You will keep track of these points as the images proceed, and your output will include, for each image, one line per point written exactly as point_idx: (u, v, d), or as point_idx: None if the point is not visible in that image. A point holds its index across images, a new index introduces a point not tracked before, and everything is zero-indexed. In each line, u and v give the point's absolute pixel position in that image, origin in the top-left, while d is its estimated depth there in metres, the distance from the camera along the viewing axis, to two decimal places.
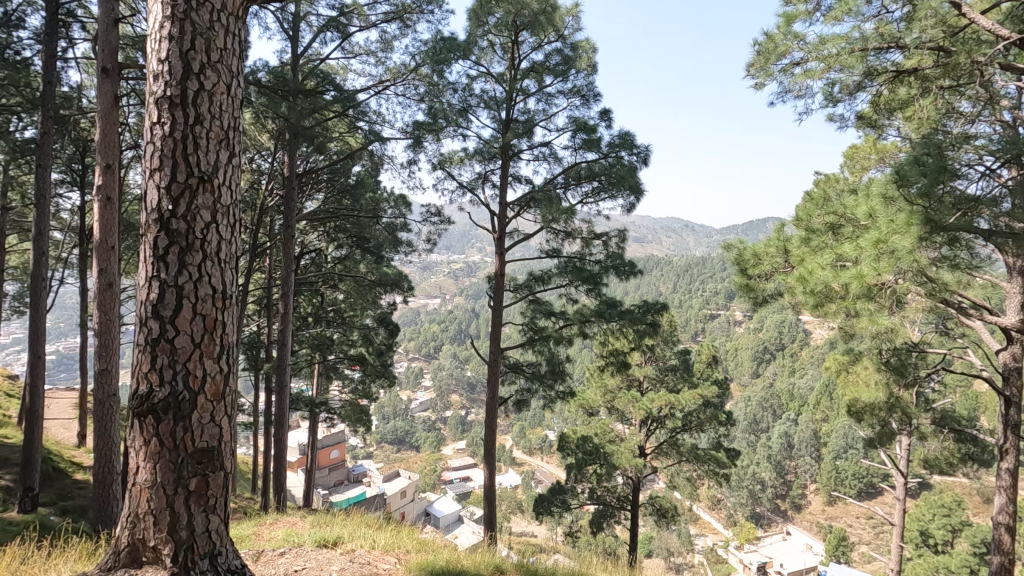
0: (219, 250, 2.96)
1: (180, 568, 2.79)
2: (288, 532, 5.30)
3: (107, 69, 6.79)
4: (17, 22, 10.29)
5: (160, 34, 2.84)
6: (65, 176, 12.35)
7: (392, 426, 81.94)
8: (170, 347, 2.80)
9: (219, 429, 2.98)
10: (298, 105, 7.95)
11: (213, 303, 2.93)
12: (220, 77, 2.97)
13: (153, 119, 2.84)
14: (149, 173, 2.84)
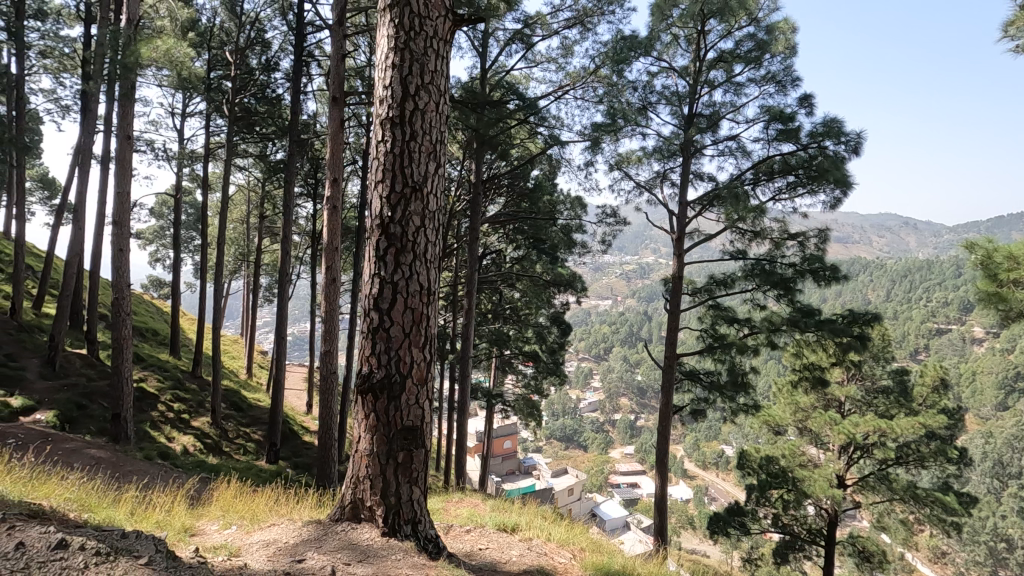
0: (427, 250, 3.32)
1: (389, 529, 3.22)
2: (472, 512, 5.75)
3: (336, 97, 8.00)
4: (274, 66, 12.75)
5: (385, 63, 3.27)
6: (303, 190, 14.94)
7: (560, 423, 83.78)
8: (387, 335, 3.22)
9: (422, 410, 3.33)
10: (486, 116, 8.52)
11: (420, 298, 3.29)
12: (432, 96, 3.32)
13: (379, 138, 3.29)
14: (374, 184, 3.30)
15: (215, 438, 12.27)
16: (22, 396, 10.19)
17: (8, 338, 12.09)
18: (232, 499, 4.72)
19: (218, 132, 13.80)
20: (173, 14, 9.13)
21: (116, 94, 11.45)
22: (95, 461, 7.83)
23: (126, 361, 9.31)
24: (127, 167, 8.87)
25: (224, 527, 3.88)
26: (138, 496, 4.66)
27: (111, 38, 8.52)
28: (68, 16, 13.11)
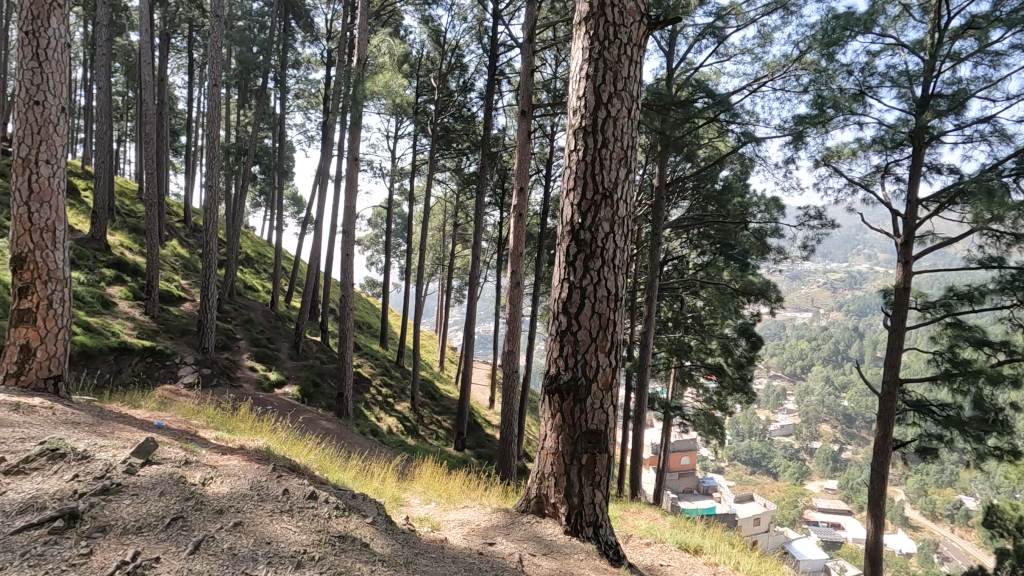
0: (615, 256, 3.34)
1: (572, 528, 3.29)
2: (651, 526, 5.58)
3: (525, 110, 8.44)
4: (470, 86, 13.90)
5: (580, 75, 3.37)
6: (492, 199, 16.02)
7: (746, 445, 76.84)
8: (574, 338, 3.30)
9: (607, 415, 3.35)
10: (672, 117, 8.23)
11: (608, 303, 3.32)
12: (624, 103, 3.34)
13: (572, 147, 3.41)
14: (566, 192, 3.42)
15: (413, 422, 13.81)
16: (276, 372, 12.65)
17: (268, 324, 15.13)
18: (432, 478, 5.29)
19: (422, 150, 15.54)
20: (391, 50, 10.55)
21: (347, 124, 13.62)
22: (326, 431, 9.39)
23: (349, 349, 10.95)
24: (354, 184, 10.47)
25: (426, 502, 4.35)
26: (361, 464, 5.50)
27: (346, 76, 10.18)
28: (314, 62, 16.00)
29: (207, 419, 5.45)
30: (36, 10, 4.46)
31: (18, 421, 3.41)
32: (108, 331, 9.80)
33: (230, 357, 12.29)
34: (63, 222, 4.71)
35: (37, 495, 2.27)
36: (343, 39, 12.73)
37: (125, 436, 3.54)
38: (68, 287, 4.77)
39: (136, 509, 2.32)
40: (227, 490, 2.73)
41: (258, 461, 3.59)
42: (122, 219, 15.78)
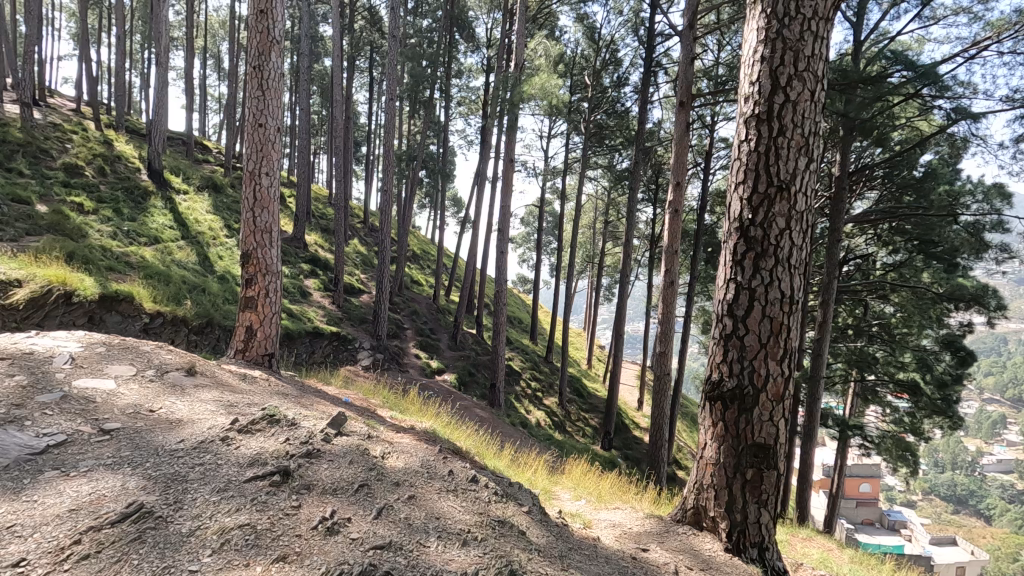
0: (792, 255, 3.03)
1: (733, 546, 3.07)
2: (824, 557, 4.99)
3: (683, 102, 8.03)
4: (625, 81, 13.63)
5: (754, 58, 3.12)
6: (645, 196, 15.55)
7: (949, 479, 64.89)
8: (740, 343, 3.08)
9: (776, 429, 3.06)
10: (859, 96, 7.22)
11: (782, 307, 3.03)
12: (806, 85, 3.01)
13: (742, 138, 3.17)
14: (735, 186, 3.20)
15: (561, 418, 14.01)
16: (437, 360, 13.71)
17: (431, 316, 16.44)
18: (583, 476, 5.33)
19: (575, 148, 15.63)
20: (547, 52, 10.71)
21: (504, 126, 14.20)
22: (481, 418, 9.94)
23: (501, 342, 11.43)
24: (509, 185, 10.90)
25: (576, 498, 4.39)
26: (514, 453, 5.73)
27: (504, 81, 10.65)
28: (475, 70, 16.94)
29: (383, 399, 6.11)
30: (261, 46, 5.33)
31: (246, 388, 4.15)
32: (305, 317, 11.44)
33: (399, 344, 13.60)
34: (278, 225, 5.58)
35: (260, 452, 2.74)
36: (501, 45, 13.31)
37: (321, 408, 4.11)
38: (280, 279, 5.65)
39: (332, 472, 2.70)
40: (402, 466, 3.03)
41: (427, 441, 3.93)
42: (316, 221, 18.30)
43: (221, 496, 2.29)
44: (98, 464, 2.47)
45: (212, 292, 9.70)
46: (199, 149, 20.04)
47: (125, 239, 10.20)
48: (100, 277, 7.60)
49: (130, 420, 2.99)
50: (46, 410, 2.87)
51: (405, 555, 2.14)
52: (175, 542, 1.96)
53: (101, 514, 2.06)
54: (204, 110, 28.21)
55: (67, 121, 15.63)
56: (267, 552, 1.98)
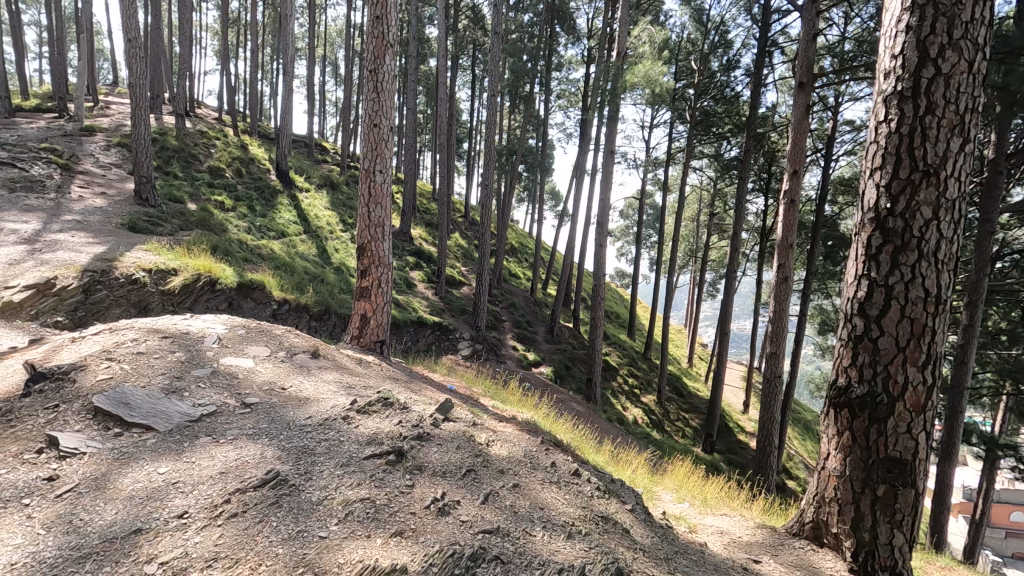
0: (939, 249, 2.69)
1: (859, 568, 2.80)
2: None
3: (803, 83, 7.40)
4: (735, 63, 12.82)
5: (897, 29, 2.79)
6: (756, 185, 14.56)
7: None
8: (873, 346, 2.80)
9: (915, 443, 2.75)
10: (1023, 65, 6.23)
11: (925, 307, 2.70)
12: (963, 54, 2.64)
13: (881, 118, 2.86)
14: (870, 172, 2.90)
15: (660, 416, 13.61)
16: (534, 352, 13.85)
17: (528, 309, 16.63)
18: (686, 478, 5.17)
19: (679, 138, 14.98)
20: (651, 38, 10.30)
21: (604, 117, 13.95)
22: (578, 412, 9.90)
23: (599, 337, 11.30)
24: (609, 177, 10.69)
25: (680, 500, 4.25)
26: (614, 449, 5.68)
27: (605, 72, 10.42)
28: (575, 62, 16.79)
29: (484, 389, 6.31)
30: (376, 49, 5.63)
31: (362, 372, 4.46)
32: (410, 307, 12.05)
33: (497, 335, 13.91)
34: (389, 219, 5.90)
35: (376, 432, 2.93)
36: (603, 35, 13.07)
37: (429, 394, 4.32)
38: (390, 270, 5.97)
39: (441, 456, 2.82)
40: (506, 454, 3.10)
41: (529, 432, 4.00)
42: (420, 216, 19.16)
43: (344, 470, 2.48)
44: (241, 434, 2.78)
45: (330, 282, 10.51)
46: (318, 150, 21.74)
47: (257, 233, 11.33)
48: (238, 267, 8.52)
49: (266, 396, 3.33)
50: (200, 383, 3.28)
51: (513, 542, 2.19)
52: (307, 508, 2.17)
53: (245, 477, 2.33)
54: (323, 114, 30.55)
55: (211, 129, 17.62)
56: (385, 525, 2.12)
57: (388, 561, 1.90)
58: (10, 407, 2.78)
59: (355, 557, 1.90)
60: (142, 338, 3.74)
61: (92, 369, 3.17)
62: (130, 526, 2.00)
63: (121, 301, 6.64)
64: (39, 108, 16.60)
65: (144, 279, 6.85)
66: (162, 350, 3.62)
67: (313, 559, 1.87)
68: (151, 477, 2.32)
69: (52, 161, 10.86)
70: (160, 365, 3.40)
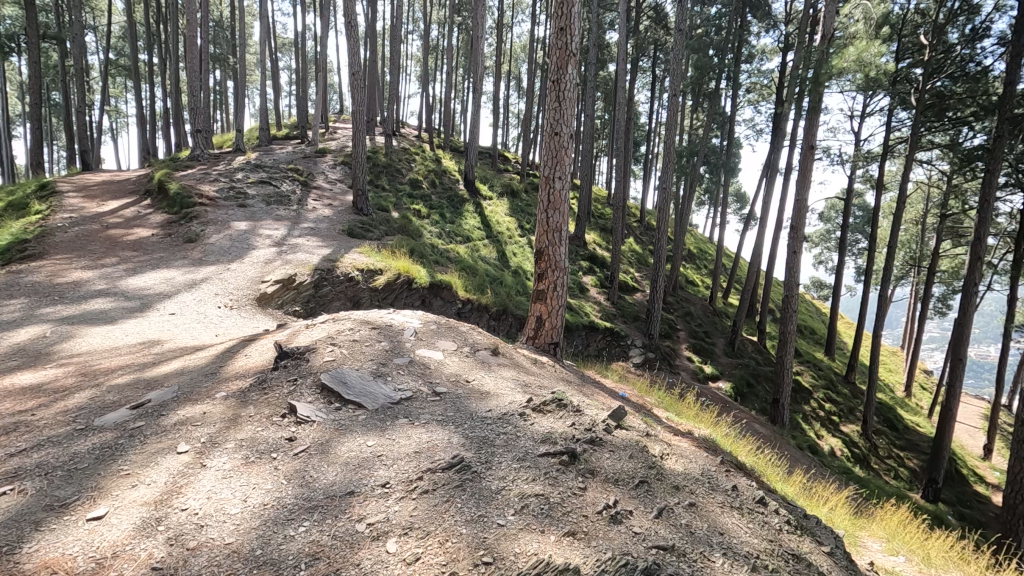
0: None
1: None
2: None
3: None
4: (984, 32, 10.52)
5: None
6: (1009, 179, 11.74)
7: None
8: None
9: None
10: None
11: None
12: None
13: None
14: None
15: (865, 450, 11.72)
16: (711, 365, 12.97)
17: (706, 319, 15.64)
18: (901, 528, 4.41)
19: (900, 126, 12.78)
20: (867, 14, 9.01)
21: (803, 109, 12.48)
22: (762, 435, 9.02)
23: (789, 354, 10.14)
24: (807, 175, 9.55)
25: (892, 552, 3.63)
26: (805, 482, 5.06)
27: (807, 58, 9.26)
28: (769, 51, 15.34)
29: (658, 399, 6.10)
30: (560, 60, 5.79)
31: (537, 372, 4.63)
32: (582, 311, 12.17)
33: (671, 344, 13.34)
34: (567, 224, 6.02)
35: (550, 431, 3.01)
36: (804, 17, 11.71)
37: (601, 399, 4.33)
38: (566, 274, 6.10)
39: (614, 463, 2.79)
40: (682, 469, 2.95)
41: (707, 450, 3.75)
42: (595, 221, 19.25)
43: (520, 465, 2.60)
44: (433, 419, 3.09)
45: (508, 284, 11.10)
46: (501, 160, 23.12)
47: (447, 238, 12.47)
48: (431, 269, 9.45)
49: (453, 386, 3.64)
50: (399, 370, 3.71)
51: (689, 563, 2.08)
52: (487, 495, 2.32)
53: (435, 459, 2.58)
54: (505, 126, 32.48)
55: (413, 146, 19.82)
56: (558, 523, 2.17)
57: (561, 559, 1.94)
58: (265, 378, 3.48)
59: (529, 549, 1.98)
60: (357, 327, 4.36)
61: (320, 351, 3.80)
62: (346, 487, 2.35)
63: (341, 295, 7.84)
64: (288, 136, 20.37)
65: (358, 277, 8.02)
66: (371, 338, 4.18)
67: (492, 544, 2.00)
68: (362, 448, 2.70)
69: (296, 179, 13.25)
70: (370, 352, 3.92)
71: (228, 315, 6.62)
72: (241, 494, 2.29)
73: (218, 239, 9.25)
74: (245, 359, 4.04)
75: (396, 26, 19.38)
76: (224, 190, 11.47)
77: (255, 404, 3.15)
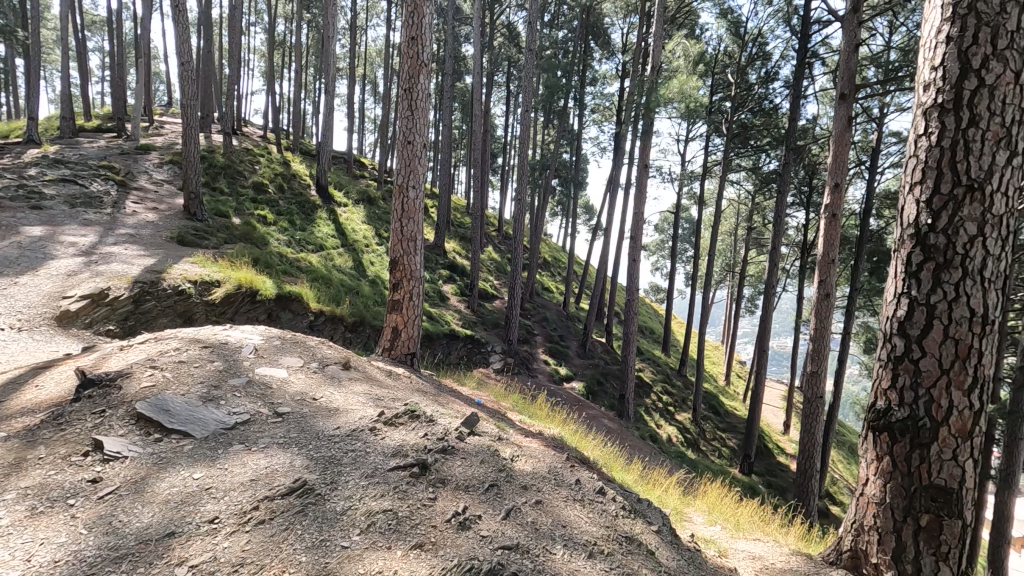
0: (986, 266, 2.58)
1: None
2: None
3: (845, 94, 7.13)
4: (774, 75, 12.60)
5: (937, 41, 2.72)
6: (796, 199, 14.16)
7: None
8: (914, 367, 2.70)
9: (962, 472, 2.62)
10: None
11: (970, 327, 2.59)
12: (1009, 65, 2.55)
13: (921, 132, 2.78)
14: (910, 187, 2.82)
15: (695, 435, 13.26)
16: (566, 367, 13.75)
17: (560, 323, 16.55)
18: (719, 500, 5.07)
19: (715, 150, 14.80)
20: (686, 52, 10.33)
21: (638, 131, 13.89)
22: (609, 429, 9.79)
23: (632, 352, 11.12)
24: (643, 190, 10.61)
25: (711, 523, 4.16)
26: (644, 468, 5.57)
27: (640, 86, 10.32)
28: (610, 77, 16.82)
29: (512, 403, 6.29)
30: (411, 68, 5.76)
31: (392, 385, 4.52)
32: (443, 320, 12.16)
33: (529, 349, 13.90)
34: (421, 233, 6.00)
35: (402, 444, 2.97)
36: (637, 49, 13.05)
37: (456, 407, 4.36)
38: (422, 283, 6.06)
39: (465, 470, 2.83)
40: (531, 470, 3.09)
41: (555, 449, 3.96)
42: (454, 230, 19.40)
43: (368, 481, 2.52)
44: (273, 442, 2.87)
45: (365, 294, 10.72)
46: (357, 166, 22.29)
47: (297, 247, 11.69)
48: (278, 280, 8.79)
49: (298, 405, 3.42)
50: (236, 392, 3.39)
51: (532, 559, 2.18)
52: (330, 518, 2.21)
53: (274, 486, 2.40)
54: (362, 131, 31.43)
55: (256, 147, 18.31)
56: (406, 537, 2.14)
57: (407, 573, 1.92)
58: (61, 411, 2.95)
59: (373, 568, 1.93)
60: (184, 347, 3.90)
61: (136, 376, 3.33)
62: (165, 529, 2.08)
63: (168, 311, 6.96)
64: (99, 128, 17.63)
65: (190, 290, 7.19)
66: (202, 359, 3.76)
67: (334, 568, 1.91)
68: (187, 482, 2.41)
69: (110, 178, 11.50)
70: (199, 373, 3.54)
71: (15, 339, 5.50)
72: (23, 554, 1.92)
73: (1, 246, 7.68)
74: (35, 391, 3.39)
75: (235, 16, 17.81)
76: (10, 188, 9.56)
77: (48, 444, 2.66)
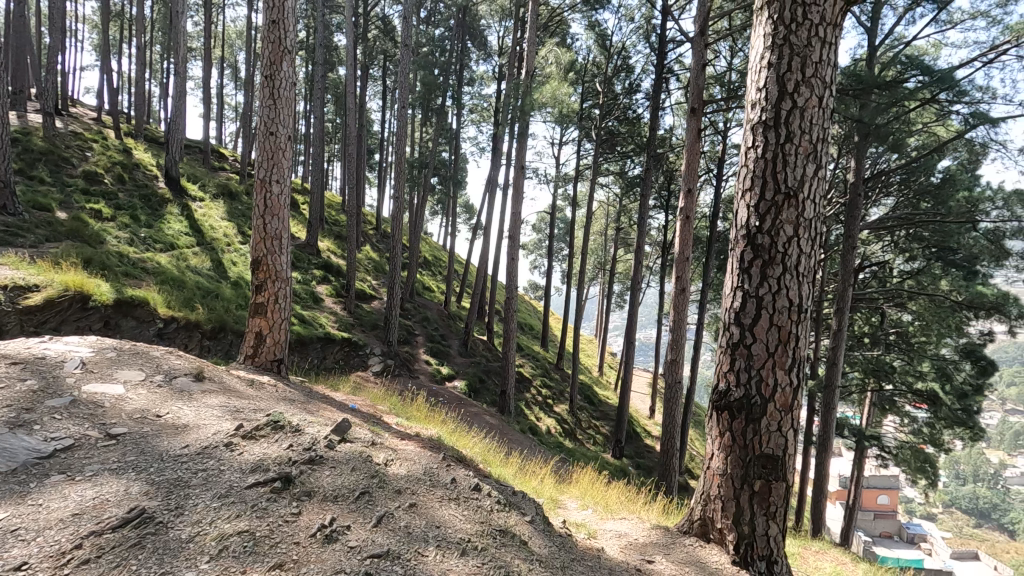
0: (800, 263, 3.00)
1: (741, 559, 3.01)
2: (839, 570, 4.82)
3: (695, 108, 7.89)
4: (637, 87, 13.60)
5: (761, 65, 3.10)
6: (657, 202, 15.42)
7: (969, 489, 63.40)
8: (748, 352, 3.07)
9: (784, 440, 3.04)
10: (875, 101, 6.66)
11: (789, 315, 3.00)
12: (814, 91, 2.99)
13: (749, 144, 3.16)
14: (742, 193, 3.19)
15: (571, 425, 13.93)
16: (448, 366, 13.71)
17: (442, 323, 16.45)
18: (590, 484, 5.36)
19: (586, 155, 15.65)
20: (558, 59, 10.78)
21: (515, 133, 14.25)
22: (489, 426, 9.94)
23: (512, 348, 11.39)
24: (520, 191, 10.91)
25: (582, 507, 4.39)
26: (521, 461, 5.73)
27: (515, 89, 10.58)
28: (487, 78, 17.05)
29: (389, 406, 6.12)
30: (273, 54, 5.36)
31: (254, 394, 4.18)
32: (317, 323, 11.53)
33: (410, 350, 13.65)
34: (288, 231, 5.63)
35: (262, 458, 2.76)
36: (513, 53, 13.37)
37: (327, 414, 4.14)
38: (289, 284, 5.68)
39: (333, 479, 2.70)
40: (405, 473, 3.03)
41: (432, 449, 3.93)
42: (328, 228, 18.45)
43: (221, 502, 2.31)
44: (103, 469, 2.51)
45: (226, 297, 9.82)
46: (214, 157, 20.30)
47: (141, 245, 10.37)
48: (115, 283, 7.73)
49: (137, 425, 3.03)
50: (55, 415, 2.91)
51: (403, 564, 2.14)
52: (174, 547, 1.98)
53: (103, 519, 2.09)
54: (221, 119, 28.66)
55: (87, 131, 15.92)
56: (264, 558, 1.99)
57: None
58: None
59: None
60: None
61: None
62: None
63: None
64: None
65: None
66: (8, 378, 3.18)
67: None
68: None
69: None
70: (6, 396, 2.99)
71: None
72: None
73: None
74: None
75: None
76: None
77: None
